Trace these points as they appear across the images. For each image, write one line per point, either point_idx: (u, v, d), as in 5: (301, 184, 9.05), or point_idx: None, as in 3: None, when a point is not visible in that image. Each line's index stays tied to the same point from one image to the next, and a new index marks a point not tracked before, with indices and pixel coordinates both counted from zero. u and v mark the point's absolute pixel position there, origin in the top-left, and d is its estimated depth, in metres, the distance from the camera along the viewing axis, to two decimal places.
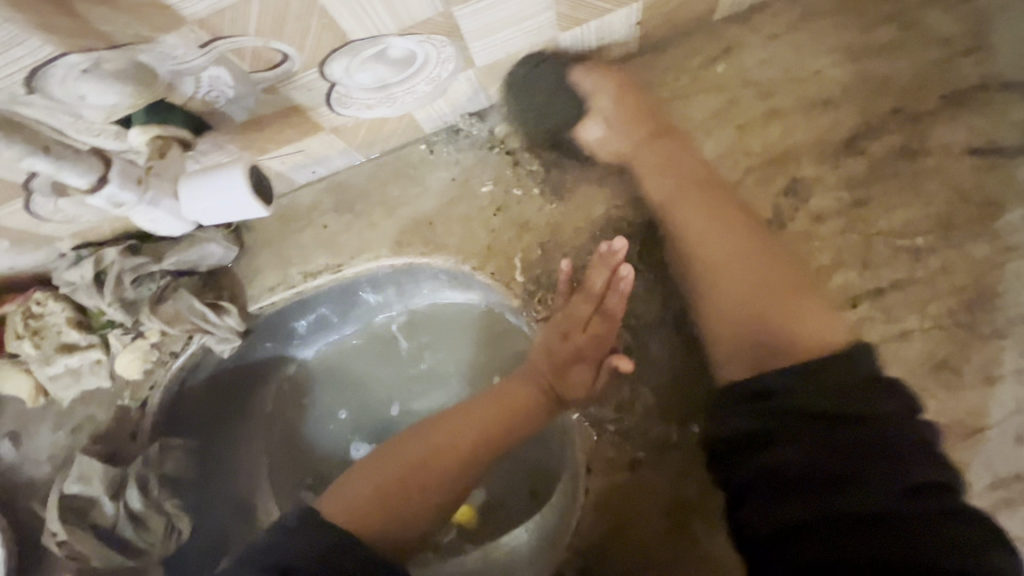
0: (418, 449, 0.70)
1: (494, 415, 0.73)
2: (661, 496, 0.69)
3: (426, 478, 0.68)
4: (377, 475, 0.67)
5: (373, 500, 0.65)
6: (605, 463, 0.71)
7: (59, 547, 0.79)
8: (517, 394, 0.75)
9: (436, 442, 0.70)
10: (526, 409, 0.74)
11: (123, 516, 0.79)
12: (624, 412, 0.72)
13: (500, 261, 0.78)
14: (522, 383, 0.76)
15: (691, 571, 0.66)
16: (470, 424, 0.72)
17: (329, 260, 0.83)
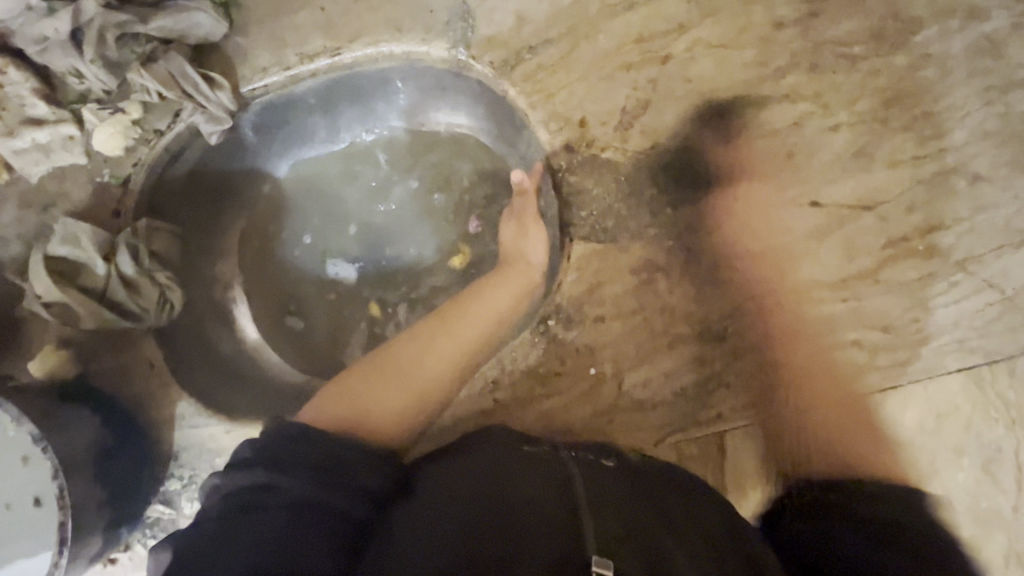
0: (384, 367, 0.67)
1: (465, 325, 0.74)
2: (632, 258, 0.81)
3: (397, 388, 0.65)
4: (344, 392, 0.64)
5: (340, 405, 0.62)
6: (586, 233, 0.82)
7: (47, 308, 0.79)
8: (478, 306, 0.77)
9: (399, 357, 0.69)
10: (491, 308, 0.77)
11: (114, 280, 0.80)
12: (605, 190, 0.82)
13: (499, 51, 0.83)
14: (496, 294, 0.78)
15: (654, 316, 0.80)
16: (429, 344, 0.71)
17: (326, 43, 0.85)
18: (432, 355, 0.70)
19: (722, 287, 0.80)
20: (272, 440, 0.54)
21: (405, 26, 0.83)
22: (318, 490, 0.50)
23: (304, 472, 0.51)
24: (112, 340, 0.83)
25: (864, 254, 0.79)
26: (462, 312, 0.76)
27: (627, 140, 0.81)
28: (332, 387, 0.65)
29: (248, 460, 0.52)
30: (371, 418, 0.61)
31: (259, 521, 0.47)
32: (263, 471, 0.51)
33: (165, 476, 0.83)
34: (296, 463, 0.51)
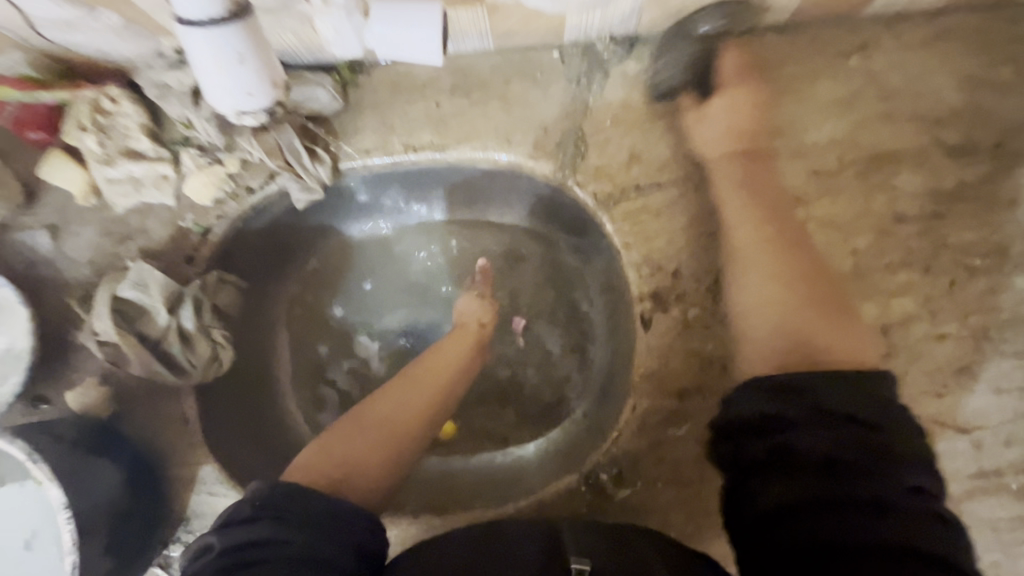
0: (361, 422, 0.75)
1: (432, 381, 0.84)
2: (699, 426, 0.76)
3: (380, 441, 0.74)
4: (329, 448, 0.71)
5: (331, 466, 0.69)
6: (656, 387, 0.77)
7: (99, 347, 0.78)
8: (437, 365, 0.87)
9: (383, 412, 0.77)
10: (452, 368, 0.87)
11: (173, 334, 0.78)
12: (685, 348, 0.77)
13: (603, 182, 0.81)
14: (455, 348, 0.91)
15: (712, 495, 0.75)
16: (407, 397, 0.80)
17: (432, 138, 0.83)
18: (409, 413, 0.78)
19: None
20: (270, 495, 0.61)
21: (514, 139, 0.83)
22: (329, 550, 0.59)
23: (304, 522, 0.59)
24: (153, 386, 0.81)
25: (950, 478, 0.73)
26: (427, 368, 0.86)
27: (716, 302, 0.78)
28: (320, 442, 0.72)
29: (256, 515, 0.59)
30: (354, 473, 0.69)
31: (268, 574, 0.55)
32: (268, 523, 0.59)
33: (173, 539, 0.80)
34: (299, 524, 0.59)
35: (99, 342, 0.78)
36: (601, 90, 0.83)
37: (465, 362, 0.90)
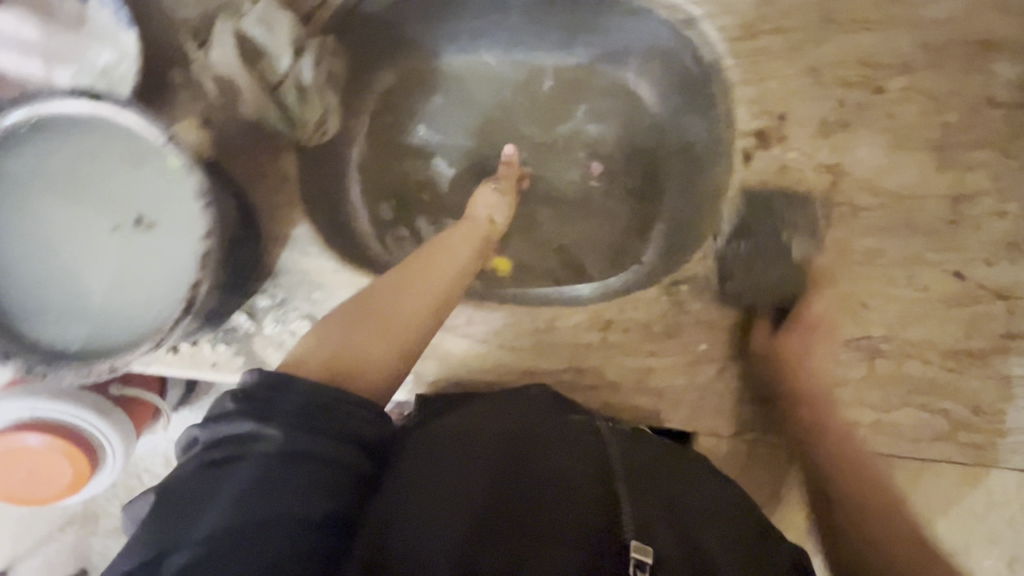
0: (357, 316, 0.65)
1: (433, 273, 0.73)
2: (775, 258, 0.83)
3: (384, 316, 0.65)
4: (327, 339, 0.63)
5: (326, 352, 0.62)
6: (744, 216, 0.83)
7: (214, 80, 0.76)
8: (443, 256, 0.77)
9: (378, 308, 0.66)
10: (454, 260, 0.77)
11: (288, 84, 0.77)
12: (777, 187, 0.83)
13: (728, 19, 0.84)
14: (453, 246, 0.81)
15: (774, 320, 0.83)
16: (401, 291, 0.69)
17: None
18: (416, 312, 0.68)
19: (845, 315, 0.83)
20: (258, 385, 0.54)
21: None
22: (316, 439, 0.52)
23: (286, 420, 0.52)
24: (257, 134, 0.80)
25: (984, 337, 0.82)
26: (440, 260, 0.76)
27: (815, 150, 0.83)
28: (312, 331, 0.65)
29: (240, 407, 0.53)
30: (354, 366, 0.61)
31: (251, 472, 0.49)
32: (258, 410, 0.52)
33: (257, 288, 0.81)
34: (285, 413, 0.52)
35: (218, 76, 0.76)
36: None
37: (471, 249, 0.82)
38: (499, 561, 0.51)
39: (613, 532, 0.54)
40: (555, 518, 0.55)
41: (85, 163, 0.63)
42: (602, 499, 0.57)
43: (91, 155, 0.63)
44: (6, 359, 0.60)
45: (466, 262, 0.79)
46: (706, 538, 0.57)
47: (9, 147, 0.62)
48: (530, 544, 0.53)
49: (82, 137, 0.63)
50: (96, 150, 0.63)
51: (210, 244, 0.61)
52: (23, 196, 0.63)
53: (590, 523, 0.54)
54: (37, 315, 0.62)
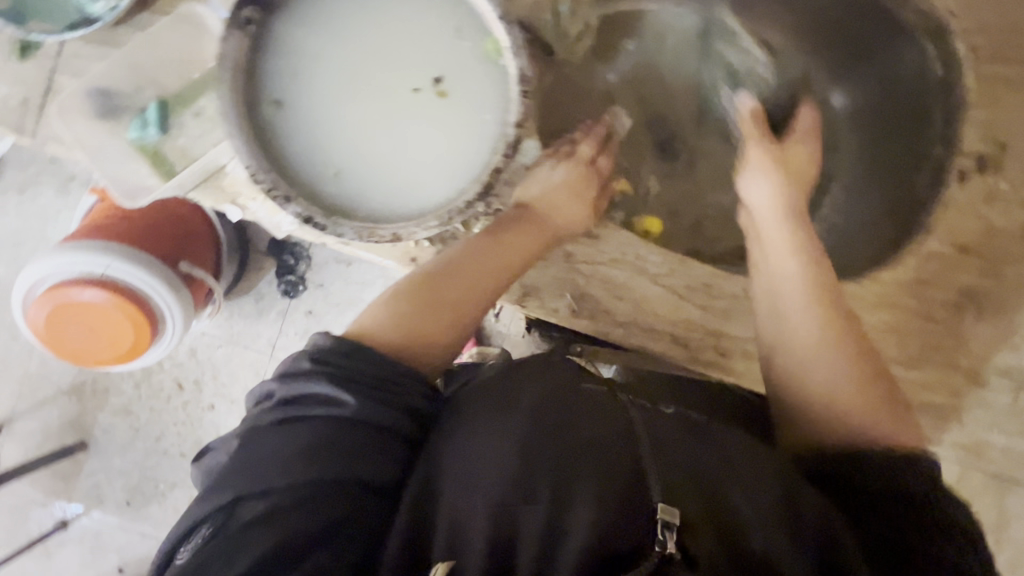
0: (425, 289, 0.70)
1: (505, 251, 0.74)
2: (959, 279, 0.86)
3: (398, 331, 0.65)
4: (396, 311, 0.67)
5: (399, 325, 0.66)
6: (942, 233, 0.86)
7: None
8: (520, 234, 0.76)
9: (455, 277, 0.71)
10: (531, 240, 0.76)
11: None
12: (980, 212, 0.86)
13: (979, 38, 0.84)
14: (527, 228, 0.77)
15: (943, 335, 0.87)
16: (474, 261, 0.72)
17: None
18: (487, 282, 0.72)
19: (1007, 346, 0.88)
20: (334, 356, 0.59)
21: None
22: (379, 413, 0.59)
23: (345, 388, 0.58)
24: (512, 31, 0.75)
25: None
26: (491, 253, 0.73)
27: None
28: (371, 305, 0.69)
29: (328, 351, 0.60)
30: (428, 339, 0.67)
31: (313, 430, 0.56)
32: (336, 357, 0.60)
33: None
34: (351, 382, 0.58)
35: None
36: None
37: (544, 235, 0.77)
38: (543, 497, 0.56)
39: (640, 499, 0.56)
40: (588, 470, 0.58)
41: (398, 19, 0.61)
42: (615, 468, 0.58)
43: (406, 14, 0.61)
44: (285, 202, 0.57)
45: (534, 245, 0.76)
46: (737, 494, 0.59)
47: None
48: (581, 482, 0.57)
49: None
50: (412, 9, 0.61)
51: (519, 136, 0.59)
52: (327, 38, 0.60)
53: (613, 488, 0.57)
54: (319, 165, 0.60)
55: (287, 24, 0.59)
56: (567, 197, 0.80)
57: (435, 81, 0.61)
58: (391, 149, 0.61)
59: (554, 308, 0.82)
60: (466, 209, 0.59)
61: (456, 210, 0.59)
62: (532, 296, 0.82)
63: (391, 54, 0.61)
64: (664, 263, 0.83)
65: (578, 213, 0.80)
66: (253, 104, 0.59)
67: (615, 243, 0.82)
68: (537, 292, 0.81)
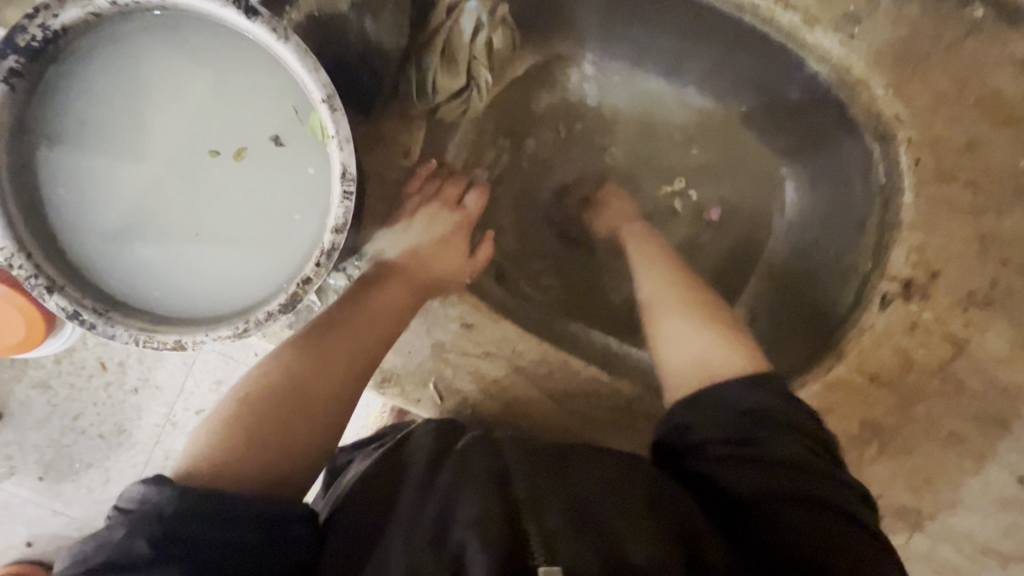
0: (275, 390, 0.59)
1: (365, 328, 0.65)
2: (868, 410, 0.79)
3: (254, 450, 0.55)
4: (237, 424, 0.57)
5: (241, 437, 0.56)
6: (857, 360, 0.78)
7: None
8: (385, 298, 0.68)
9: (311, 365, 0.61)
10: (394, 305, 0.68)
11: (444, 32, 0.64)
12: (899, 343, 0.78)
13: (928, 156, 0.75)
14: (390, 293, 0.68)
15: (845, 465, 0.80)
16: (336, 346, 0.63)
17: (811, 6, 0.72)
18: (353, 362, 0.63)
19: (908, 483, 0.82)
20: (170, 521, 0.47)
21: (882, 59, 0.73)
22: None
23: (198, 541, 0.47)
24: (388, 89, 0.65)
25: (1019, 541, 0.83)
26: (357, 322, 0.65)
27: (949, 319, 0.78)
28: (210, 424, 0.57)
29: (161, 507, 0.48)
30: (282, 450, 0.57)
31: None
32: (179, 513, 0.47)
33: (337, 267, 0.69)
34: (196, 551, 0.46)
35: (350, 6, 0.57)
36: (978, 62, 0.74)
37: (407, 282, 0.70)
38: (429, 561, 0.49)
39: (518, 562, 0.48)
40: (467, 509, 0.52)
41: (211, 84, 0.51)
42: (489, 524, 0.50)
43: (220, 79, 0.51)
44: (46, 293, 0.48)
45: (398, 313, 0.68)
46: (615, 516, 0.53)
47: (133, 28, 0.49)
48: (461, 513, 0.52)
49: (212, 49, 0.50)
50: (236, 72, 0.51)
51: (336, 243, 0.50)
52: (134, 96, 0.51)
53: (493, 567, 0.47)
54: (104, 243, 0.52)
55: (81, 75, 0.50)
56: (436, 257, 0.74)
57: (245, 150, 0.52)
58: (195, 232, 0.52)
59: (415, 398, 0.74)
60: (265, 321, 0.50)
61: (251, 321, 0.50)
62: (392, 380, 0.74)
63: (201, 123, 0.52)
64: (542, 362, 0.75)
65: (453, 271, 0.74)
66: (28, 168, 0.50)
67: (492, 334, 0.74)
68: (397, 378, 0.74)
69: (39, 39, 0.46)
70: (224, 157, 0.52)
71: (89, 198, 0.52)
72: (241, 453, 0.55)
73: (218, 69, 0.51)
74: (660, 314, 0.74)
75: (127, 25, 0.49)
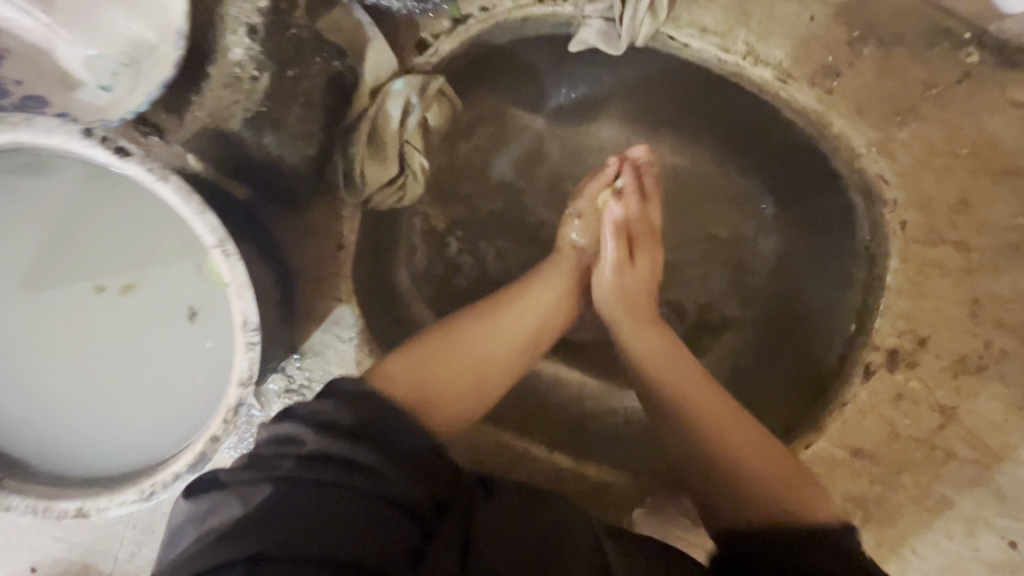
0: (442, 348, 0.59)
1: (506, 334, 0.64)
2: (854, 485, 0.75)
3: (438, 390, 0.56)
4: (424, 365, 0.57)
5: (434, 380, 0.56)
6: (839, 433, 0.74)
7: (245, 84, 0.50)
8: (525, 314, 0.66)
9: (473, 343, 0.61)
10: (533, 322, 0.67)
11: (370, 117, 0.58)
12: (884, 412, 0.73)
13: (917, 215, 0.69)
14: (534, 318, 0.67)
15: None
16: (490, 340, 0.62)
17: (783, 59, 0.65)
18: (495, 356, 0.62)
19: (895, 556, 0.77)
20: (323, 408, 0.47)
21: (867, 111, 0.66)
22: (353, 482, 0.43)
23: (388, 452, 0.46)
24: (311, 184, 0.58)
25: None
26: (501, 319, 0.64)
27: (937, 386, 0.73)
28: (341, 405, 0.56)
29: (337, 423, 0.46)
30: (451, 401, 0.57)
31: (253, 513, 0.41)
32: (351, 414, 0.47)
33: (275, 369, 0.65)
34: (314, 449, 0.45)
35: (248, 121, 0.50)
36: (974, 110, 0.66)
37: (560, 293, 0.71)
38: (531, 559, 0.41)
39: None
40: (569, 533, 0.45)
41: (81, 216, 0.49)
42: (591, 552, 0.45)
43: (91, 208, 0.49)
44: None
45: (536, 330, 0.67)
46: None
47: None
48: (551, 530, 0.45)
49: (74, 182, 0.48)
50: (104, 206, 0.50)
51: (244, 396, 0.45)
52: (18, 235, 0.49)
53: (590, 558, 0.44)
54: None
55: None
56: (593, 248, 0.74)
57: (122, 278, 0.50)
58: (89, 370, 0.51)
59: None
60: (172, 483, 0.46)
61: (163, 482, 0.46)
62: None
63: (76, 256, 0.50)
64: (502, 451, 0.72)
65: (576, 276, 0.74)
66: None
67: None
68: None
69: None
70: (109, 292, 0.51)
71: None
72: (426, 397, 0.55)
73: (108, 206, 0.49)
74: (715, 437, 0.59)
75: None
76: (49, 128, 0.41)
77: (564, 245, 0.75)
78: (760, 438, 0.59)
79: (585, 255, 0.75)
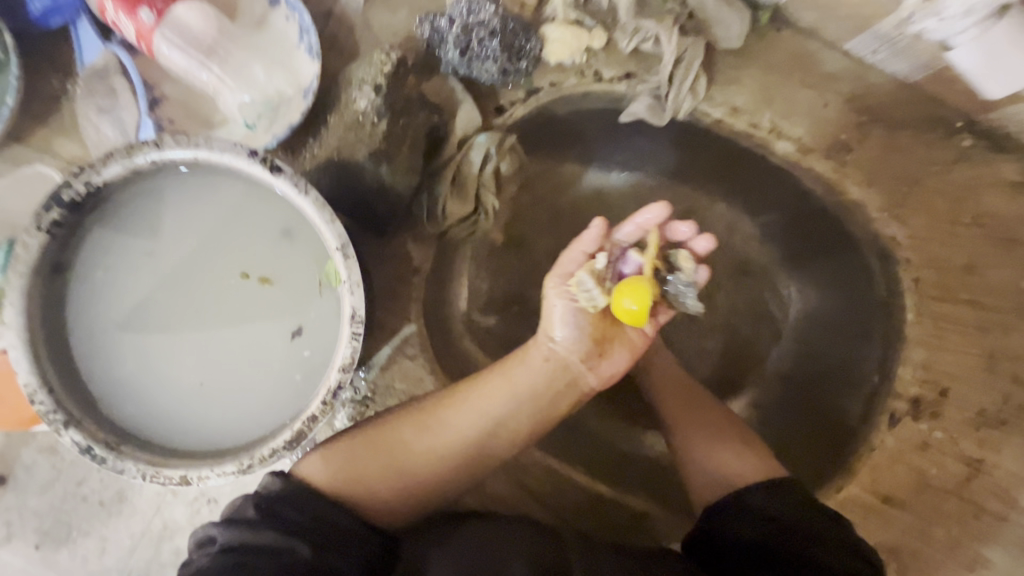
0: (384, 436, 0.61)
1: (456, 419, 0.62)
2: (887, 532, 0.76)
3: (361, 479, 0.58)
4: (355, 453, 0.59)
5: (369, 468, 0.59)
6: (868, 478, 0.77)
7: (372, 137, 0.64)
8: (487, 402, 0.64)
9: (419, 429, 0.61)
10: (491, 411, 0.64)
11: (454, 163, 0.70)
12: (909, 459, 0.76)
13: (927, 274, 0.76)
14: (494, 406, 0.64)
15: None
16: (446, 421, 0.62)
17: (802, 135, 0.77)
18: (442, 442, 0.61)
19: None
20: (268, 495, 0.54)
21: (877, 182, 0.77)
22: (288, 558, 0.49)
23: (324, 536, 0.52)
24: (402, 215, 0.69)
25: None
26: (454, 405, 0.63)
27: (961, 438, 0.76)
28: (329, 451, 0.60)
29: (262, 522, 0.51)
30: (378, 491, 0.58)
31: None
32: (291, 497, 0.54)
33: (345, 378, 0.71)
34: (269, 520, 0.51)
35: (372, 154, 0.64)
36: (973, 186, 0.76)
37: (517, 395, 0.65)
38: None
39: None
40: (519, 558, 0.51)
41: (227, 223, 0.59)
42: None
43: (236, 216, 0.59)
44: (64, 426, 0.52)
45: (495, 412, 0.64)
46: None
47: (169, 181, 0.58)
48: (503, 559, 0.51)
49: (227, 192, 0.58)
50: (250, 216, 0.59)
51: (342, 380, 0.52)
52: (175, 235, 0.59)
53: None
54: (128, 363, 0.58)
55: (133, 203, 0.58)
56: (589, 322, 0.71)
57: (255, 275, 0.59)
58: (210, 355, 0.59)
59: None
60: (269, 458, 0.52)
61: (265, 454, 0.52)
62: None
63: (217, 256, 0.59)
64: (545, 473, 0.77)
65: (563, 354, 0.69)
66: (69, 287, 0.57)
67: None
68: None
69: (81, 194, 0.53)
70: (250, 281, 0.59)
71: (119, 296, 0.58)
72: (351, 482, 0.57)
73: (256, 214, 0.59)
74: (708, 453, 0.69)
75: (161, 174, 0.57)
76: (223, 149, 0.52)
77: (541, 343, 0.70)
78: (723, 442, 0.69)
79: (562, 353, 0.69)
